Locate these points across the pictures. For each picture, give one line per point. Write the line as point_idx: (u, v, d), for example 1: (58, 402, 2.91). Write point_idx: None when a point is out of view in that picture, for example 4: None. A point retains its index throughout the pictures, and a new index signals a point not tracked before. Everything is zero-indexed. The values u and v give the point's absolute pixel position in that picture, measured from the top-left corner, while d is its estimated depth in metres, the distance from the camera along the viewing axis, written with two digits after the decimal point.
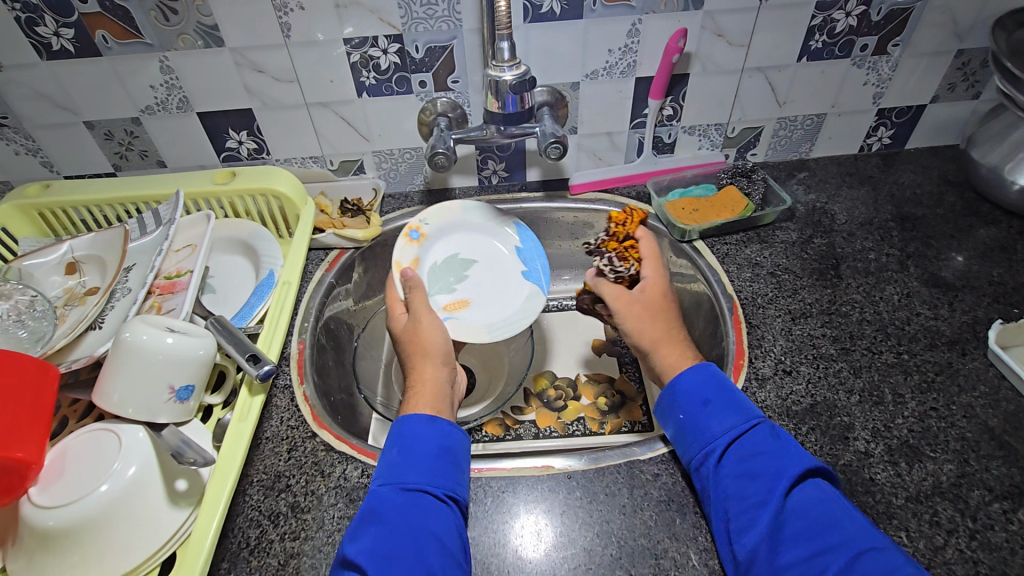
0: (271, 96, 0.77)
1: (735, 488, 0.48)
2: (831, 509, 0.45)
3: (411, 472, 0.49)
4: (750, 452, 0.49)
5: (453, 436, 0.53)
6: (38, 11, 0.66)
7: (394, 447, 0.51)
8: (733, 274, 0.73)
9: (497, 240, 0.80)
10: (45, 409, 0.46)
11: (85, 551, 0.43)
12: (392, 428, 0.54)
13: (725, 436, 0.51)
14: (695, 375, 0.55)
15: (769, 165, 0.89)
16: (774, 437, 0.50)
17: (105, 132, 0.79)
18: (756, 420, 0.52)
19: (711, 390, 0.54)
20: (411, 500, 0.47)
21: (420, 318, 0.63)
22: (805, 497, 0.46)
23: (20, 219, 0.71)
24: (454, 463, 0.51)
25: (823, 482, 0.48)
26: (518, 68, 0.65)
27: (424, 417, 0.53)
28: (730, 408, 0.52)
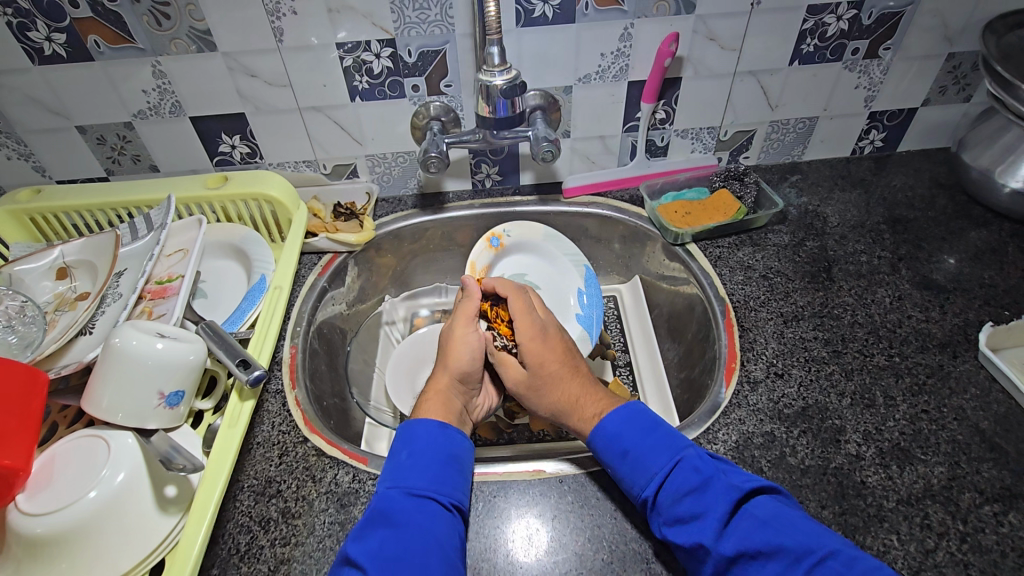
0: (264, 100, 0.77)
1: (675, 536, 0.46)
2: (770, 532, 0.42)
3: (418, 476, 0.49)
4: (678, 494, 0.47)
5: (459, 446, 0.53)
6: (29, 16, 0.66)
7: (404, 450, 0.52)
8: (726, 277, 0.73)
9: (569, 275, 0.84)
10: (33, 416, 0.46)
11: (74, 558, 0.43)
12: (399, 430, 0.54)
13: (652, 483, 0.48)
14: (610, 422, 0.53)
15: (762, 168, 0.89)
16: (698, 469, 0.47)
17: (97, 137, 0.79)
18: (680, 455, 0.49)
19: (629, 433, 0.52)
20: (419, 504, 0.47)
21: (454, 327, 0.64)
22: (741, 524, 0.43)
23: (12, 223, 0.70)
24: (458, 472, 0.51)
25: (757, 503, 0.45)
26: (508, 73, 0.65)
27: (435, 423, 0.53)
28: (648, 450, 0.50)
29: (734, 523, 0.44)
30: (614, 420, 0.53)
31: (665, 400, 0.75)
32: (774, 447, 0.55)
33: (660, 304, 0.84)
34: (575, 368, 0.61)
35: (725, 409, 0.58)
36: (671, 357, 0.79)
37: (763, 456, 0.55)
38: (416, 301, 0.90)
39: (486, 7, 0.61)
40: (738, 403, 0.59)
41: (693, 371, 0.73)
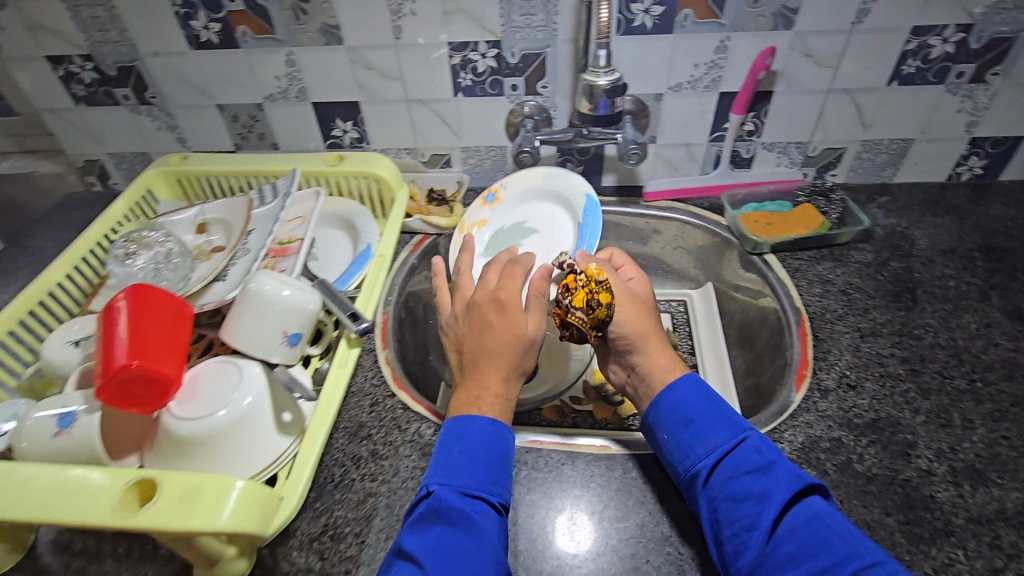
0: (378, 91, 0.86)
1: (722, 511, 0.48)
2: (827, 526, 0.44)
3: (471, 476, 0.49)
4: (736, 471, 0.49)
5: (507, 443, 0.52)
6: (194, 8, 0.78)
7: (456, 445, 0.51)
8: (803, 288, 0.73)
9: (568, 210, 0.80)
10: (183, 342, 0.55)
11: (210, 460, 0.51)
12: (451, 424, 0.53)
13: (710, 456, 0.51)
14: (678, 390, 0.55)
15: (850, 187, 0.89)
16: (760, 452, 0.50)
17: (232, 115, 0.91)
18: (742, 435, 0.51)
19: (696, 403, 0.54)
20: (473, 504, 0.47)
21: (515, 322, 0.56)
22: (794, 518, 0.46)
23: (163, 183, 0.81)
24: (504, 471, 0.51)
25: (816, 499, 0.47)
26: (612, 75, 0.69)
27: (487, 420, 0.52)
28: (714, 424, 0.52)
29: (787, 514, 0.46)
30: (685, 383, 0.56)
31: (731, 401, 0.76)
32: (841, 453, 0.56)
33: (732, 312, 0.85)
34: (648, 332, 0.61)
35: (793, 411, 0.60)
36: (739, 364, 0.80)
37: (829, 460, 0.56)
38: None
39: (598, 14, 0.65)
40: (807, 408, 0.60)
41: (761, 378, 0.74)
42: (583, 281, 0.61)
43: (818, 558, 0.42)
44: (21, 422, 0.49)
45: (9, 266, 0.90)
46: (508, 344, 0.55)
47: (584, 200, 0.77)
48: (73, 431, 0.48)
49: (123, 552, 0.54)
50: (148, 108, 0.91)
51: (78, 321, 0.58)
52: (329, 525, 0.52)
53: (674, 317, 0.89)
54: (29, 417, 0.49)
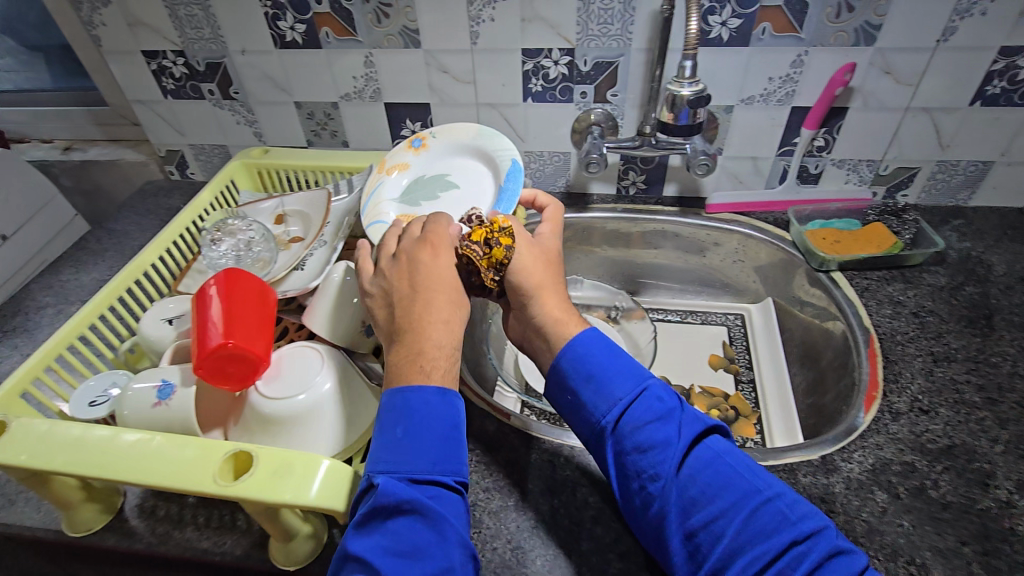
0: (449, 93, 0.88)
1: (630, 465, 0.48)
2: (727, 466, 0.47)
3: (420, 457, 0.45)
4: (641, 422, 0.49)
5: (459, 411, 0.49)
6: (283, 10, 0.82)
7: (398, 425, 0.46)
8: (872, 309, 0.72)
9: (491, 172, 0.75)
10: (269, 324, 0.57)
11: (291, 438, 0.53)
12: (389, 400, 0.48)
13: (614, 408, 0.50)
14: (579, 343, 0.54)
15: (921, 208, 0.87)
16: (662, 400, 0.50)
17: (309, 113, 0.95)
18: (644, 384, 0.52)
19: (596, 355, 0.53)
20: (424, 490, 0.44)
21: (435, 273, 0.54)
22: (700, 459, 0.47)
23: (244, 175, 0.85)
24: (458, 443, 0.47)
25: (716, 440, 0.49)
26: (696, 85, 0.69)
27: (433, 389, 0.48)
28: (617, 376, 0.52)
29: (695, 457, 0.48)
30: (591, 334, 0.55)
31: (788, 418, 0.76)
32: (913, 477, 0.55)
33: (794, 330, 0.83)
34: (547, 281, 0.59)
35: (862, 433, 0.59)
36: (799, 382, 0.80)
37: (901, 483, 0.55)
38: None
39: (688, 24, 0.66)
40: (876, 430, 0.59)
41: (825, 398, 0.73)
42: (488, 224, 0.60)
43: (724, 499, 0.45)
44: (123, 391, 0.53)
45: (96, 246, 0.96)
46: (455, 283, 0.55)
47: (508, 165, 0.72)
48: (171, 403, 0.52)
49: (204, 522, 0.57)
50: (230, 103, 0.96)
51: (173, 300, 0.62)
52: None
53: (730, 330, 0.90)
54: (130, 387, 0.53)
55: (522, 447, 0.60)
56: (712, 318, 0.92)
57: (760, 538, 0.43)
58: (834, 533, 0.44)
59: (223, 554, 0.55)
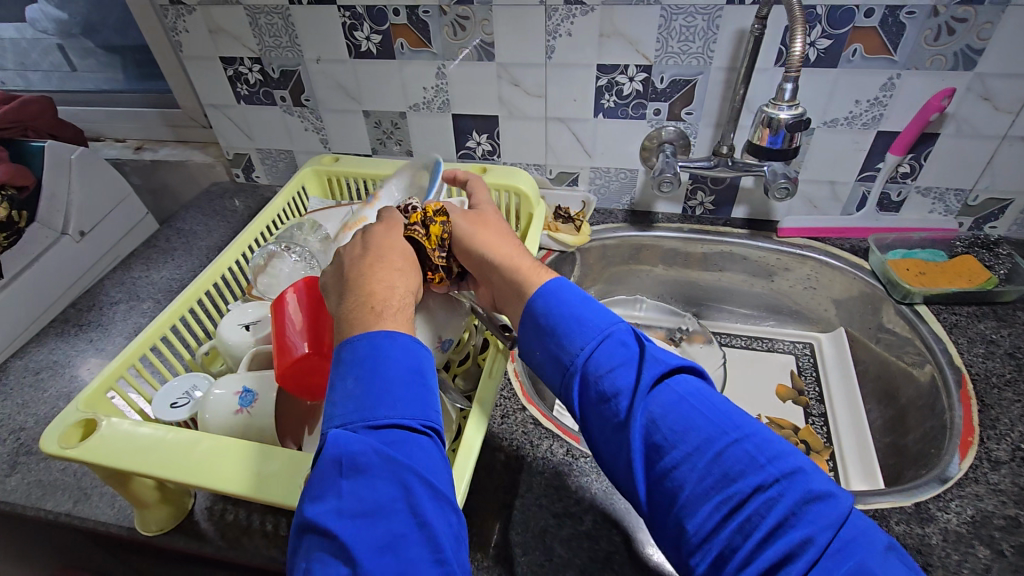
0: (518, 107, 0.88)
1: (596, 413, 0.45)
2: (693, 407, 0.42)
3: (376, 405, 0.41)
4: (604, 369, 0.46)
5: (420, 357, 0.45)
6: (360, 20, 0.84)
7: (349, 376, 0.43)
8: (963, 347, 0.68)
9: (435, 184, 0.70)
10: None
11: None
12: (340, 352, 0.45)
13: (577, 357, 0.47)
14: (541, 295, 0.52)
15: (1011, 241, 0.82)
16: (627, 345, 0.47)
17: (376, 121, 0.96)
18: (607, 331, 0.48)
19: (558, 304, 0.50)
20: (381, 439, 0.40)
21: (384, 243, 0.54)
22: (663, 399, 0.43)
23: (314, 181, 0.86)
24: (420, 388, 0.44)
25: (684, 380, 0.44)
26: (796, 109, 0.66)
27: (382, 333, 0.45)
28: (578, 323, 0.48)
29: (656, 397, 0.43)
30: (549, 285, 0.52)
31: (864, 454, 0.73)
32: (1019, 534, 0.51)
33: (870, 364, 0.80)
34: (499, 238, 0.58)
35: (958, 482, 0.55)
36: (875, 419, 0.76)
37: (1005, 540, 0.51)
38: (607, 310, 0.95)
39: (793, 45, 0.63)
40: (974, 479, 0.55)
41: (907, 438, 0.69)
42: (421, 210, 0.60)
43: (687, 442, 0.40)
44: (205, 395, 0.53)
45: (165, 245, 0.98)
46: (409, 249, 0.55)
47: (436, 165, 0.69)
48: (252, 411, 0.52)
49: (272, 530, 0.56)
50: (300, 110, 0.98)
51: (252, 305, 0.62)
52: None
53: (798, 358, 0.87)
54: (212, 391, 0.53)
55: (593, 473, 0.58)
56: (779, 344, 0.90)
57: (723, 483, 0.38)
58: (811, 475, 0.38)
59: None
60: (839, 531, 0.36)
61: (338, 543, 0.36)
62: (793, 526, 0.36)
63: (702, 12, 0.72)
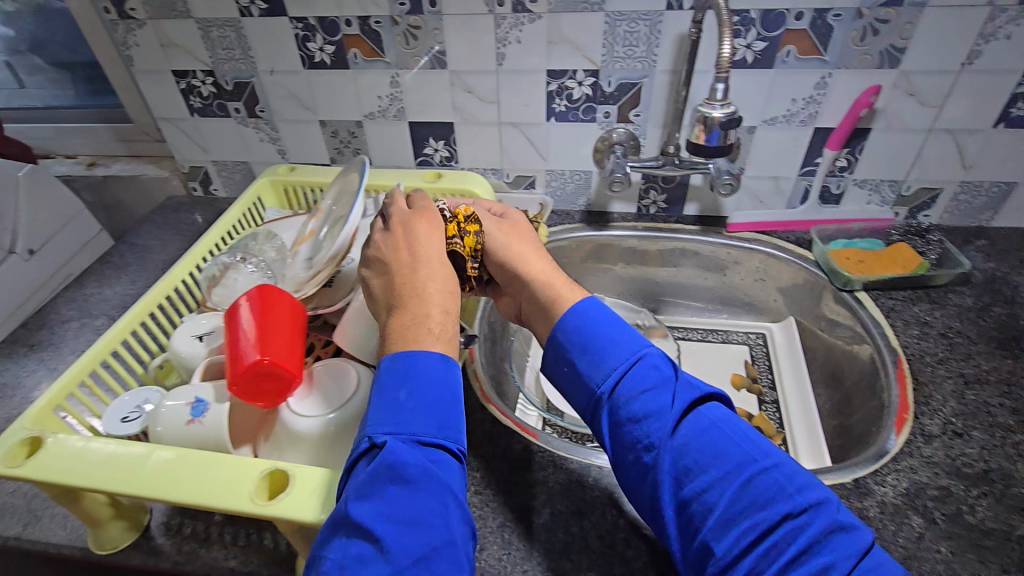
0: (473, 113, 0.89)
1: (626, 433, 0.49)
2: (722, 436, 0.47)
3: (424, 423, 0.45)
4: (634, 390, 0.50)
5: (460, 379, 0.48)
6: (313, 31, 0.84)
7: (402, 388, 0.46)
8: (900, 329, 0.72)
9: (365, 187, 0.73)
10: (302, 343, 0.57)
11: (323, 455, 0.53)
12: (392, 364, 0.47)
13: (609, 378, 0.51)
14: (574, 315, 0.55)
15: (943, 229, 0.87)
16: (658, 369, 0.51)
17: (332, 131, 0.97)
18: (640, 354, 0.52)
19: (591, 326, 0.54)
20: (425, 454, 0.43)
21: (428, 254, 0.55)
22: (694, 427, 0.47)
23: (271, 191, 0.86)
24: (455, 407, 0.47)
25: (712, 408, 0.49)
26: (727, 108, 0.69)
27: (437, 356, 0.48)
28: (611, 346, 0.52)
29: (686, 425, 0.48)
30: (587, 304, 0.56)
31: (815, 441, 0.75)
32: (950, 502, 0.54)
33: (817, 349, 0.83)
34: (533, 253, 0.62)
35: (895, 455, 0.58)
36: (824, 403, 0.79)
37: (938, 508, 0.54)
38: None
39: (721, 47, 0.66)
40: (910, 453, 0.58)
41: (852, 419, 0.72)
42: (452, 217, 0.63)
43: (717, 467, 0.45)
44: (156, 408, 0.53)
45: (119, 261, 0.96)
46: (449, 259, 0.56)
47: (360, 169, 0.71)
48: (205, 420, 0.51)
49: (230, 541, 0.56)
50: (256, 121, 0.98)
51: (206, 315, 0.62)
52: None
53: (753, 349, 0.90)
54: (164, 404, 0.53)
55: (550, 467, 0.60)
56: (734, 336, 0.92)
57: (751, 509, 0.43)
58: (835, 507, 0.43)
59: (251, 573, 0.54)
60: (860, 560, 0.40)
61: (382, 547, 0.38)
62: (816, 554, 0.40)
63: (644, 17, 0.75)
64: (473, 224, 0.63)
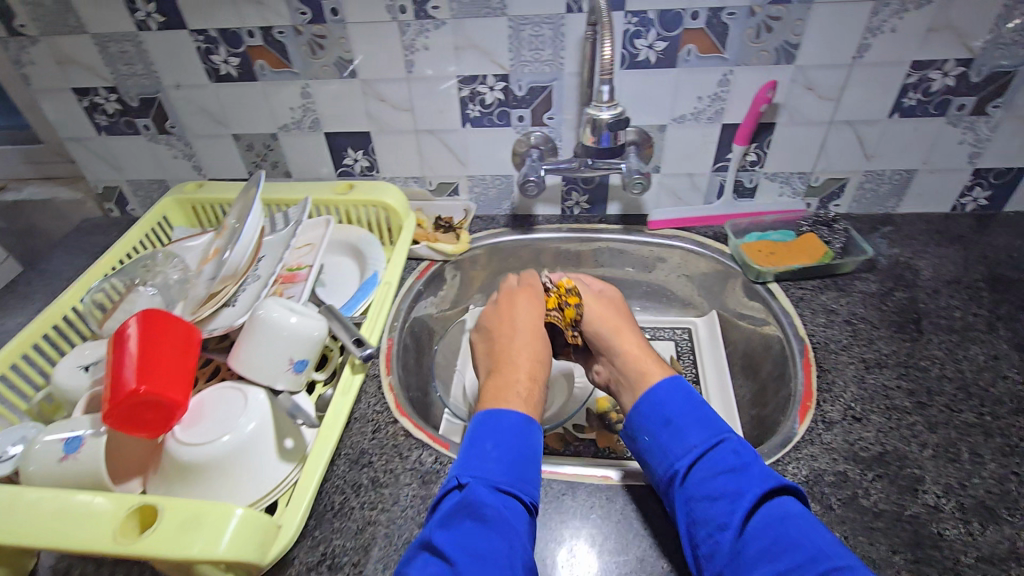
0: (388, 121, 0.88)
1: (700, 510, 0.51)
2: (794, 528, 0.48)
3: (501, 473, 0.54)
4: (713, 471, 0.53)
5: (534, 442, 0.58)
6: (215, 43, 0.82)
7: (489, 441, 0.57)
8: (807, 318, 0.73)
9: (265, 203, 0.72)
10: (189, 371, 0.55)
11: (211, 487, 0.51)
12: (483, 419, 0.60)
13: (686, 456, 0.55)
14: (659, 391, 0.61)
15: (853, 217, 0.89)
16: (738, 454, 0.54)
17: (247, 144, 0.94)
18: (721, 439, 0.56)
19: (673, 405, 0.59)
20: (504, 500, 0.52)
21: (524, 328, 0.72)
22: (772, 512, 0.49)
23: (178, 210, 0.84)
24: (533, 467, 0.56)
25: (789, 500, 0.50)
26: (614, 109, 0.71)
27: (521, 417, 0.60)
28: (694, 426, 0.57)
29: (764, 510, 0.50)
30: (669, 382, 0.62)
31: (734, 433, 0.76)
32: (846, 487, 0.55)
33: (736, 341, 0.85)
34: (621, 325, 0.74)
35: (797, 443, 0.59)
36: (744, 394, 0.80)
37: (833, 494, 0.55)
38: None
39: (601, 50, 0.66)
40: (810, 440, 0.59)
41: (766, 409, 0.74)
42: (556, 288, 0.78)
43: (786, 557, 0.46)
44: (30, 446, 0.50)
45: (25, 289, 0.92)
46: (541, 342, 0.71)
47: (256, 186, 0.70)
48: (80, 456, 0.49)
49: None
50: (167, 137, 0.95)
51: (91, 345, 0.59)
52: (327, 553, 0.53)
53: (678, 344, 0.90)
54: (39, 440, 0.50)
55: None
56: (660, 334, 0.92)
57: None
58: None
59: None
60: None
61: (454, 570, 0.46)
62: None
63: (545, 21, 0.75)
64: (576, 296, 0.77)
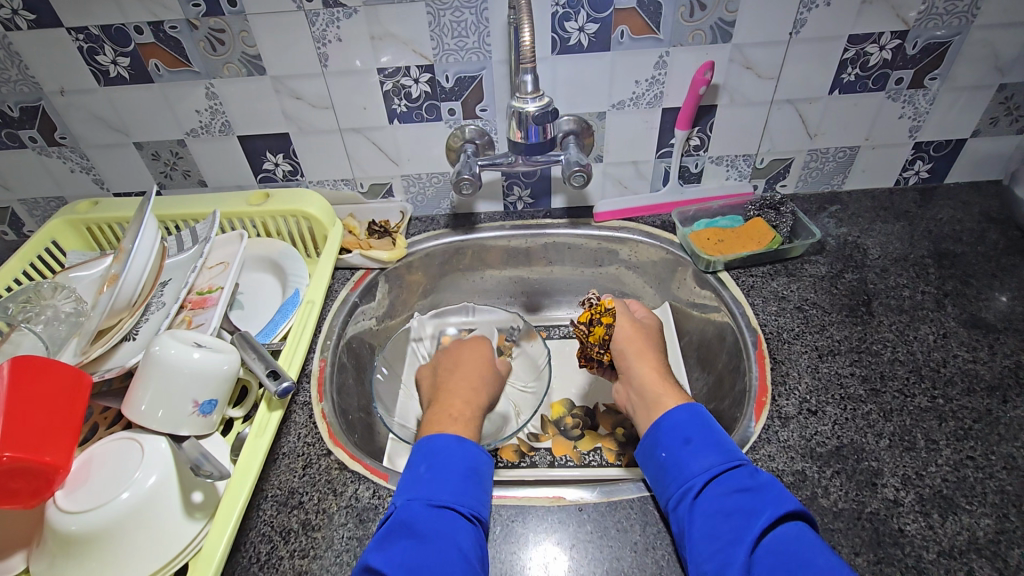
0: (307, 121, 0.81)
1: (711, 527, 0.47)
2: (809, 552, 0.43)
3: (439, 490, 0.50)
4: (727, 489, 0.49)
5: (480, 460, 0.54)
6: (98, 42, 0.72)
7: (422, 464, 0.53)
8: (759, 307, 0.71)
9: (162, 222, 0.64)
10: (75, 424, 0.48)
11: (103, 558, 0.45)
12: (417, 446, 0.56)
13: (703, 474, 0.51)
14: (678, 412, 0.56)
15: (800, 198, 0.87)
16: (755, 476, 0.50)
17: (152, 153, 0.85)
18: (739, 461, 0.51)
19: (693, 427, 0.55)
20: (439, 513, 0.48)
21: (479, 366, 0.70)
22: (785, 534, 0.45)
23: (71, 233, 0.76)
24: (481, 485, 0.52)
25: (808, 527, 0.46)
26: (540, 100, 0.67)
27: (453, 437, 0.55)
28: (713, 447, 0.53)
29: (776, 534, 0.45)
30: (686, 412, 0.56)
31: None
32: (806, 487, 0.53)
33: (690, 332, 0.82)
34: (642, 349, 0.67)
35: (754, 444, 0.57)
36: (701, 387, 0.77)
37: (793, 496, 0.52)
38: (443, 319, 0.87)
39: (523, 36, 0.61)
40: (767, 439, 0.57)
41: (723, 403, 0.71)
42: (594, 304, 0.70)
43: None
44: None
45: None
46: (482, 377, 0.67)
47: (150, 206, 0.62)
48: None
49: None
50: (59, 150, 0.84)
51: None
52: None
53: None
54: None
55: None
56: None
57: None
58: None
59: None
60: None
61: None
62: None
63: (467, 5, 0.69)
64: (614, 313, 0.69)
